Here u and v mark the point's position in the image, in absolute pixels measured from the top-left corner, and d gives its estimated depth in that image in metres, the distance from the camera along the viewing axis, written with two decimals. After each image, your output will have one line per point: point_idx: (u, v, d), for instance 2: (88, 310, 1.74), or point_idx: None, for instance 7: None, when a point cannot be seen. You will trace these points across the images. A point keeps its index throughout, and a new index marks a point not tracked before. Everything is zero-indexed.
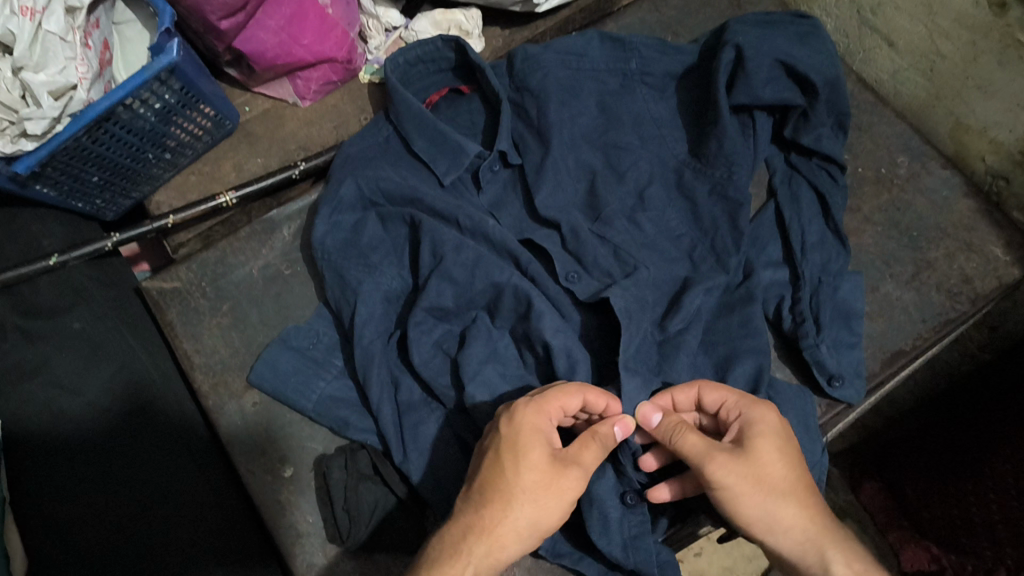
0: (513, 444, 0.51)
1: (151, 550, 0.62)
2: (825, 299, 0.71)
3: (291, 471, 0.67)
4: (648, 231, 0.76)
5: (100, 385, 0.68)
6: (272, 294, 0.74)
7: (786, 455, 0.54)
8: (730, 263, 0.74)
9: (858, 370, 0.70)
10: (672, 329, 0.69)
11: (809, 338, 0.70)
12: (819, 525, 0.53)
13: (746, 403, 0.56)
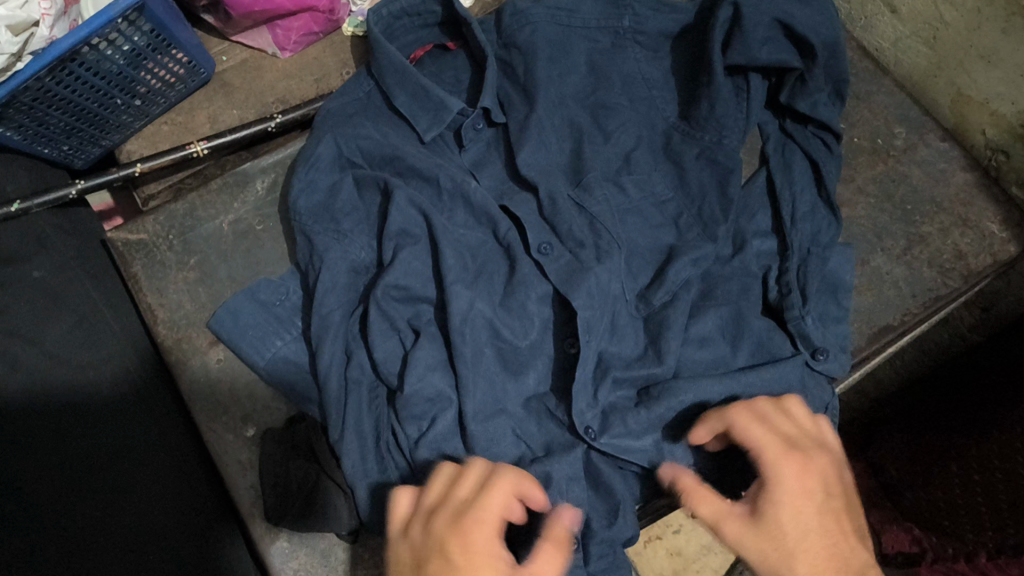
0: None
1: (106, 509, 0.60)
2: (813, 270, 0.69)
3: (253, 431, 0.65)
4: (633, 197, 0.73)
5: (58, 335, 0.66)
6: (242, 250, 0.72)
7: (803, 509, 0.52)
8: (718, 231, 0.71)
9: (844, 344, 0.68)
10: (657, 303, 0.68)
11: (794, 308, 0.68)
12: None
13: (774, 447, 0.55)
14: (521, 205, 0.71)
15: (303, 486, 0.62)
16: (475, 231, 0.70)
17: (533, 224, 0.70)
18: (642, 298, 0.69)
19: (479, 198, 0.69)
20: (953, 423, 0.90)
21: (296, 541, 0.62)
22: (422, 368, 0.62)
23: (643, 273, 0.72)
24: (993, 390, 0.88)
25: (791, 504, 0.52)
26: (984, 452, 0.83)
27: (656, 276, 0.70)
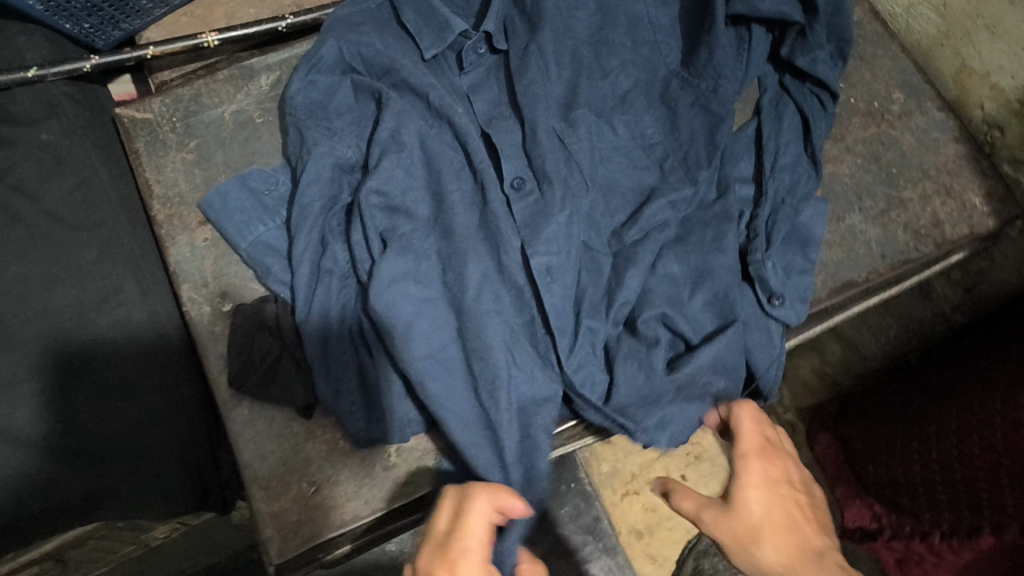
0: None
1: (80, 357, 0.64)
2: (783, 219, 0.70)
3: (229, 307, 0.69)
4: (621, 135, 0.74)
5: (57, 194, 0.69)
6: (240, 139, 0.75)
7: (766, 503, 0.58)
8: (699, 174, 0.72)
9: (803, 295, 0.69)
10: (628, 240, 0.69)
11: (757, 252, 0.69)
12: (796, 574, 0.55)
13: (753, 434, 0.63)
14: (504, 131, 0.73)
15: (263, 361, 0.66)
16: (458, 153, 0.70)
17: (514, 154, 0.71)
18: (616, 234, 0.70)
19: (460, 124, 0.70)
20: (918, 407, 0.91)
21: (255, 410, 0.66)
22: (386, 282, 0.64)
23: (621, 212, 0.72)
24: (957, 366, 0.89)
25: (756, 497, 0.59)
26: (941, 447, 0.85)
27: (634, 214, 0.71)
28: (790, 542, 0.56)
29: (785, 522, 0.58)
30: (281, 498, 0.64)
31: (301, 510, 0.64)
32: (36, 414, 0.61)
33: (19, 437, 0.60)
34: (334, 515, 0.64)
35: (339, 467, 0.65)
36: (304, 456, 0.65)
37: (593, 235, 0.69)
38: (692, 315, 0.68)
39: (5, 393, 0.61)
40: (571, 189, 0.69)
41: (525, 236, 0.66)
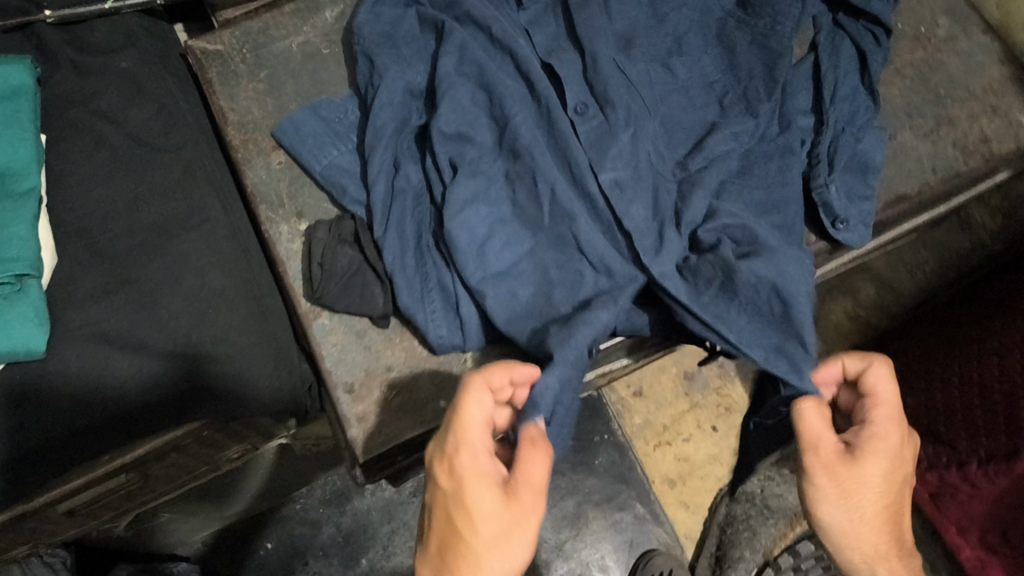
0: (458, 492, 0.53)
1: (170, 269, 0.67)
2: (845, 144, 0.72)
3: (305, 226, 0.72)
4: (679, 75, 0.76)
5: (139, 119, 0.72)
6: (308, 69, 0.77)
7: (887, 478, 0.60)
8: (761, 109, 0.74)
9: (866, 218, 0.71)
10: (693, 167, 0.71)
11: (820, 177, 0.71)
12: (887, 554, 0.62)
13: (892, 410, 0.61)
14: (567, 62, 0.73)
15: (343, 271, 0.68)
16: (521, 82, 0.72)
17: (575, 81, 0.72)
18: (681, 164, 0.72)
19: (522, 52, 0.72)
20: (958, 337, 0.94)
21: (336, 320, 0.69)
22: (458, 204, 0.67)
23: (682, 145, 0.74)
24: (998, 293, 0.93)
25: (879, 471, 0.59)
26: (983, 373, 0.89)
27: (696, 145, 0.73)
28: (883, 514, 0.60)
29: (897, 495, 0.61)
30: (365, 401, 0.68)
31: (382, 413, 0.67)
32: (133, 320, 0.64)
33: (119, 339, 0.63)
34: (415, 416, 0.67)
35: (416, 372, 0.69)
36: (384, 363, 0.69)
37: (657, 155, 0.71)
38: (762, 228, 0.68)
39: (100, 302, 0.64)
40: (634, 114, 0.70)
41: (591, 155, 0.69)
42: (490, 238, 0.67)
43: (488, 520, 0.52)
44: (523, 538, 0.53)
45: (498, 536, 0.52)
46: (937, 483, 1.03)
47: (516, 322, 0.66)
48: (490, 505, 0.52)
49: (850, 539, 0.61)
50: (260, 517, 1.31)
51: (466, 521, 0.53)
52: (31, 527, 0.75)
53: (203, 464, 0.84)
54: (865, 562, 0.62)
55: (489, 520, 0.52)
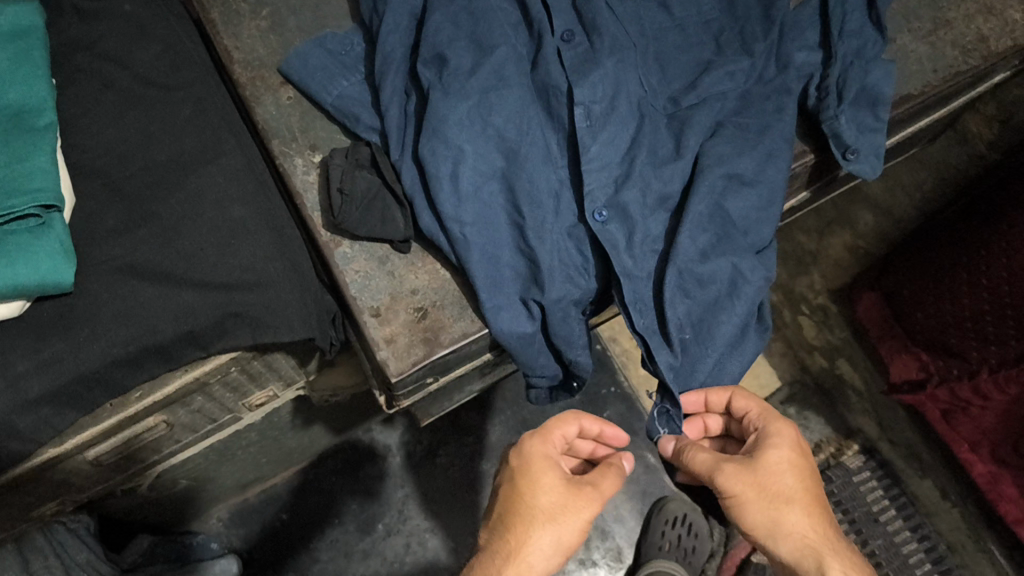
0: (529, 473, 0.65)
1: (189, 202, 0.67)
2: (853, 76, 0.71)
3: (319, 158, 0.73)
4: (676, 13, 0.76)
5: (145, 60, 0.73)
6: (310, 6, 0.79)
7: (792, 466, 0.67)
8: (756, 47, 0.73)
9: (877, 149, 0.71)
10: (685, 103, 0.71)
11: (829, 109, 0.71)
12: (819, 535, 0.65)
13: (766, 415, 0.71)
14: None
15: (363, 196, 0.67)
16: (515, 10, 0.73)
17: (562, 9, 0.73)
18: (673, 99, 0.72)
19: None
20: (961, 247, 0.95)
21: (357, 248, 0.69)
22: (453, 126, 0.66)
23: (678, 80, 0.74)
24: (998, 194, 0.92)
25: (782, 463, 0.67)
26: (992, 278, 0.90)
27: (692, 82, 0.73)
28: (805, 501, 0.66)
29: (809, 481, 0.67)
30: (392, 324, 0.67)
31: (411, 333, 0.67)
32: (158, 253, 0.64)
33: (145, 272, 0.64)
34: (442, 335, 0.67)
35: (442, 293, 0.69)
36: (408, 286, 0.69)
37: (658, 71, 0.74)
38: (754, 137, 0.69)
39: (124, 237, 0.64)
40: (618, 44, 0.71)
41: (572, 78, 0.68)
42: (487, 159, 0.67)
43: (550, 489, 0.64)
44: (579, 510, 0.64)
45: (552, 504, 0.64)
46: (947, 402, 1.04)
47: (506, 250, 0.66)
48: (552, 479, 0.65)
49: (783, 530, 0.65)
50: (274, 489, 1.29)
51: (529, 485, 0.65)
52: (60, 478, 0.74)
53: (226, 412, 0.83)
54: (810, 545, 0.64)
55: (549, 491, 0.64)
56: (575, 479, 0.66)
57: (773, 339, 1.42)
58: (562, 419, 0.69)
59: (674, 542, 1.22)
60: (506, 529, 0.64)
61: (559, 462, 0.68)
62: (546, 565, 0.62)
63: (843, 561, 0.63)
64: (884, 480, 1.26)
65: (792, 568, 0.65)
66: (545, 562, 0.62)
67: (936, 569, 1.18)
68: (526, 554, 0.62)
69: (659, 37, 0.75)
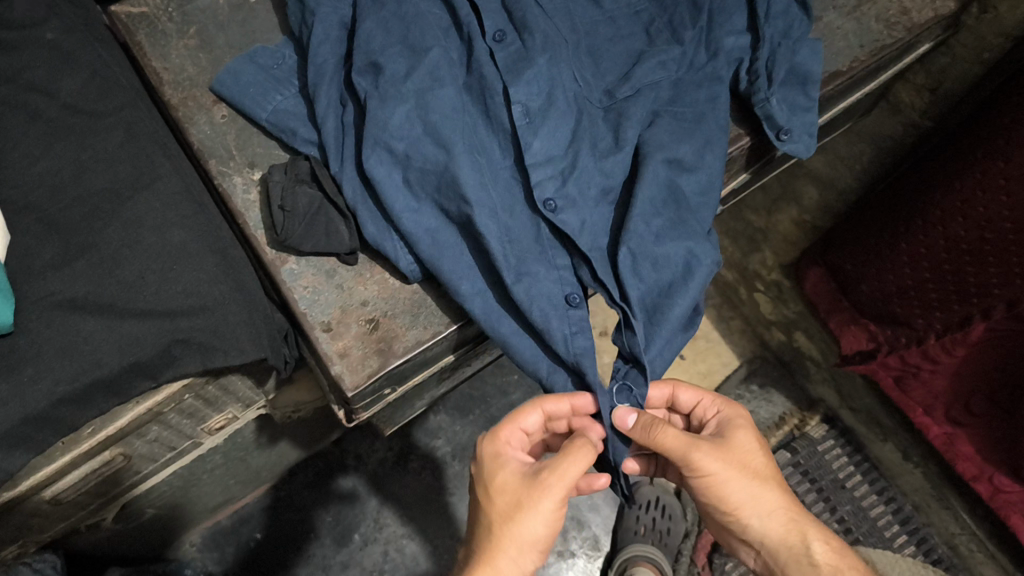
0: (485, 479, 0.65)
1: (128, 230, 0.66)
2: (782, 57, 0.72)
3: (259, 175, 0.72)
4: (605, 6, 0.77)
5: (72, 87, 0.71)
6: (238, 21, 0.79)
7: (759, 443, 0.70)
8: (686, 36, 0.74)
9: (810, 129, 0.72)
10: (620, 95, 0.72)
11: (760, 92, 0.72)
12: (792, 505, 0.70)
13: (719, 401, 0.73)
14: None
15: (305, 211, 0.66)
16: (445, 14, 0.74)
17: (493, 10, 0.73)
18: (608, 92, 0.73)
19: None
20: (897, 217, 0.97)
21: (304, 263, 0.69)
22: (393, 133, 0.66)
23: (612, 73, 0.74)
24: (926, 163, 0.94)
25: (752, 442, 0.69)
26: (930, 247, 0.92)
27: (625, 74, 0.73)
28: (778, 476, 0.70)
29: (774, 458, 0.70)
30: (344, 337, 0.67)
31: (364, 344, 0.67)
32: (99, 284, 0.63)
33: (87, 305, 0.62)
34: (396, 344, 0.67)
35: (392, 303, 0.69)
36: (358, 298, 0.68)
37: (591, 65, 0.74)
38: (690, 125, 0.70)
39: (62, 271, 0.63)
40: (551, 40, 0.71)
41: (508, 77, 0.69)
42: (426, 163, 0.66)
43: (506, 488, 0.63)
44: (540, 510, 0.61)
45: (506, 505, 0.62)
46: (898, 368, 1.07)
47: (451, 254, 0.66)
48: (506, 478, 0.64)
49: (763, 507, 0.68)
50: (246, 509, 1.27)
51: (489, 493, 0.64)
52: (19, 521, 0.73)
53: (185, 439, 0.82)
54: (790, 520, 0.69)
55: (505, 490, 0.63)
56: (535, 470, 0.63)
57: (731, 318, 1.44)
58: (520, 412, 0.68)
59: (649, 526, 1.25)
60: (477, 545, 0.63)
61: (523, 457, 0.67)
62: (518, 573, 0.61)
63: (817, 530, 0.69)
64: (847, 446, 1.29)
65: (773, 542, 0.69)
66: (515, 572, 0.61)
67: (903, 529, 1.22)
68: (495, 566, 0.60)
69: (591, 31, 0.76)
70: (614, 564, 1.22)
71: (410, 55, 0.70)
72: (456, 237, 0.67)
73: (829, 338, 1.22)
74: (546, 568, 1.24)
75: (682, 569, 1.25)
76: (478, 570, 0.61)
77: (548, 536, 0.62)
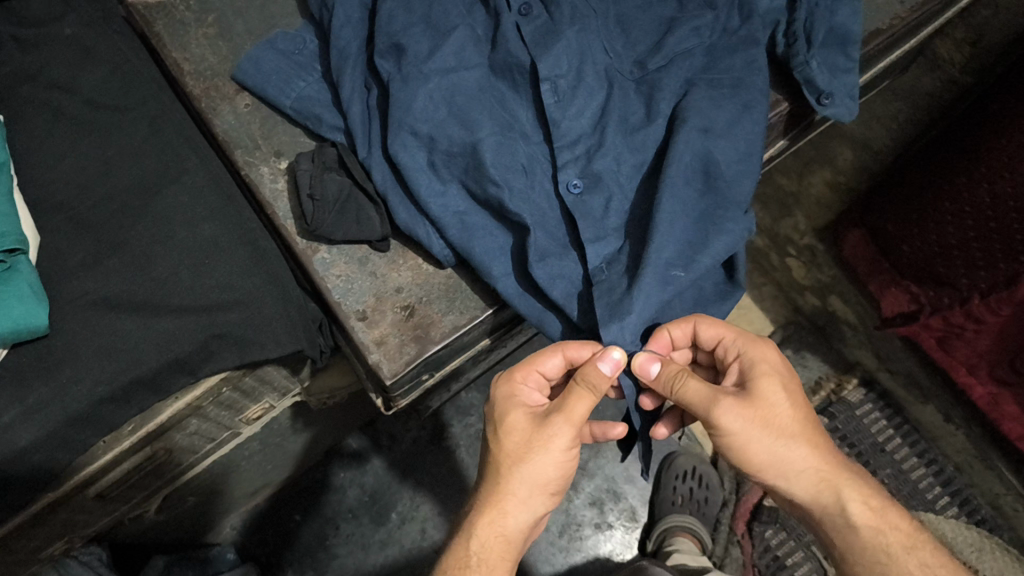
0: (495, 417, 0.63)
1: (157, 225, 0.65)
2: (820, 18, 0.69)
3: (286, 164, 0.71)
4: None
5: (93, 83, 0.70)
6: (257, 6, 0.77)
7: (788, 392, 0.63)
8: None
9: (852, 90, 0.69)
10: (651, 67, 0.69)
11: (799, 55, 0.69)
12: (830, 465, 0.64)
13: (744, 336, 0.65)
14: None
15: (335, 200, 0.65)
16: None
17: None
18: (639, 63, 0.70)
19: None
20: (942, 175, 0.94)
21: (335, 252, 0.68)
22: (421, 114, 0.64)
23: (642, 42, 0.72)
24: (972, 118, 0.91)
25: (787, 395, 0.62)
26: (975, 204, 0.89)
27: (657, 43, 0.71)
28: (813, 429, 0.63)
29: (808, 409, 0.64)
30: (380, 325, 0.66)
31: (400, 332, 0.66)
32: (132, 282, 0.63)
33: (122, 304, 0.62)
34: (433, 330, 0.66)
35: (427, 288, 0.67)
36: (392, 284, 0.67)
37: (620, 34, 0.71)
38: (725, 94, 0.68)
39: (94, 270, 0.63)
40: (577, 11, 0.69)
41: (536, 52, 0.66)
42: (451, 144, 0.64)
43: (515, 429, 0.62)
44: (544, 454, 0.60)
45: (517, 443, 0.61)
46: (941, 329, 1.04)
47: (483, 241, 0.64)
48: (515, 419, 0.62)
49: (796, 468, 0.63)
50: (284, 491, 1.28)
51: (497, 433, 0.62)
52: (64, 519, 0.73)
53: (224, 430, 0.82)
54: (822, 480, 0.64)
55: (514, 431, 0.62)
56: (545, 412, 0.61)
57: (763, 284, 1.41)
58: (539, 352, 0.64)
59: (686, 496, 1.23)
60: (484, 488, 0.63)
61: (537, 398, 0.65)
62: (525, 514, 0.61)
63: (858, 489, 0.64)
64: (886, 409, 1.27)
65: (806, 503, 0.65)
66: (524, 513, 0.61)
67: (945, 491, 1.21)
68: (501, 508, 0.61)
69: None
70: (652, 537, 1.20)
71: (433, 33, 0.68)
72: (487, 218, 0.65)
73: (866, 301, 1.20)
74: (584, 540, 1.23)
75: (720, 537, 1.24)
76: (487, 514, 0.61)
77: (559, 478, 0.62)
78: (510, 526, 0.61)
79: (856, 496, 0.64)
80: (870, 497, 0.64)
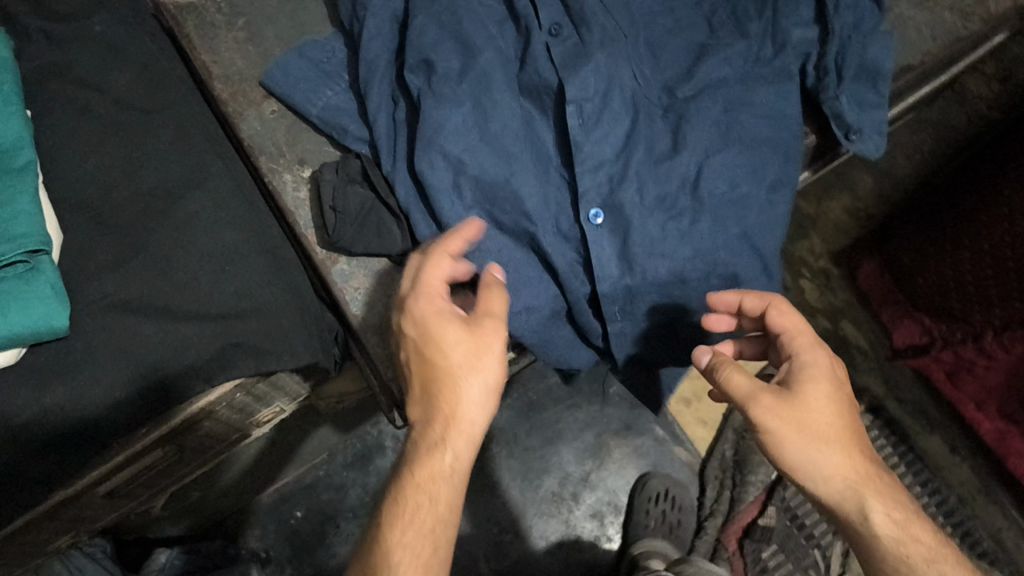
0: (428, 338, 0.56)
1: (180, 229, 0.65)
2: (853, 53, 0.69)
3: (309, 173, 0.72)
4: None
5: (121, 83, 0.70)
6: (289, 12, 0.77)
7: (833, 402, 0.58)
8: (750, 29, 0.70)
9: (880, 127, 0.69)
10: (680, 94, 0.69)
11: (829, 90, 0.69)
12: (860, 477, 0.57)
13: (807, 336, 0.60)
14: None
15: (356, 215, 0.65)
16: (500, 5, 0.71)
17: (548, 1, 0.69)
18: (668, 90, 0.70)
19: None
20: (964, 211, 0.93)
21: (354, 264, 0.68)
22: (449, 133, 0.64)
23: (672, 67, 0.71)
24: (1000, 154, 0.91)
25: (827, 402, 0.57)
26: (995, 242, 0.88)
27: (687, 69, 0.70)
28: (850, 440, 0.58)
29: (848, 416, 0.58)
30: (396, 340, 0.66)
31: None
32: (152, 286, 0.63)
33: (141, 307, 0.62)
34: None
35: None
36: None
37: (650, 59, 0.71)
38: (753, 127, 0.68)
39: (114, 273, 0.63)
40: (609, 34, 0.68)
41: (564, 74, 0.66)
42: (478, 166, 0.64)
43: (457, 343, 0.56)
44: (485, 370, 0.56)
45: (466, 356, 0.56)
46: (952, 363, 1.04)
47: (502, 263, 0.65)
48: (455, 332, 0.56)
49: (820, 477, 0.57)
50: (286, 488, 1.28)
51: (437, 351, 0.56)
52: (72, 514, 0.73)
53: (234, 432, 0.82)
54: (849, 490, 0.57)
55: (458, 346, 0.56)
56: (482, 317, 0.57)
57: None
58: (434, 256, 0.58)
59: (659, 520, 1.18)
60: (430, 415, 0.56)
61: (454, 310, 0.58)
62: (476, 437, 0.57)
63: (890, 504, 0.56)
64: (892, 437, 1.19)
65: (831, 515, 0.59)
66: (477, 434, 0.57)
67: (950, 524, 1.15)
68: (457, 434, 0.56)
69: (648, 23, 0.72)
70: (625, 558, 1.17)
71: (463, 50, 0.68)
72: (509, 241, 0.66)
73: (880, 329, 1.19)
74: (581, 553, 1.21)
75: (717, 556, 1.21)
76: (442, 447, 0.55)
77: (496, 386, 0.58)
78: (469, 448, 0.56)
79: (884, 514, 0.56)
80: (901, 513, 0.56)
